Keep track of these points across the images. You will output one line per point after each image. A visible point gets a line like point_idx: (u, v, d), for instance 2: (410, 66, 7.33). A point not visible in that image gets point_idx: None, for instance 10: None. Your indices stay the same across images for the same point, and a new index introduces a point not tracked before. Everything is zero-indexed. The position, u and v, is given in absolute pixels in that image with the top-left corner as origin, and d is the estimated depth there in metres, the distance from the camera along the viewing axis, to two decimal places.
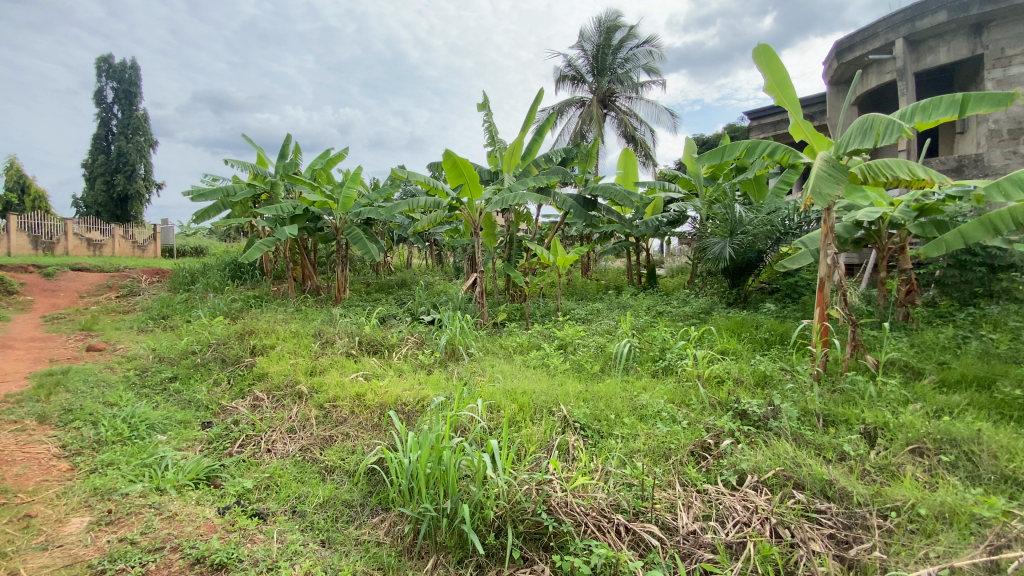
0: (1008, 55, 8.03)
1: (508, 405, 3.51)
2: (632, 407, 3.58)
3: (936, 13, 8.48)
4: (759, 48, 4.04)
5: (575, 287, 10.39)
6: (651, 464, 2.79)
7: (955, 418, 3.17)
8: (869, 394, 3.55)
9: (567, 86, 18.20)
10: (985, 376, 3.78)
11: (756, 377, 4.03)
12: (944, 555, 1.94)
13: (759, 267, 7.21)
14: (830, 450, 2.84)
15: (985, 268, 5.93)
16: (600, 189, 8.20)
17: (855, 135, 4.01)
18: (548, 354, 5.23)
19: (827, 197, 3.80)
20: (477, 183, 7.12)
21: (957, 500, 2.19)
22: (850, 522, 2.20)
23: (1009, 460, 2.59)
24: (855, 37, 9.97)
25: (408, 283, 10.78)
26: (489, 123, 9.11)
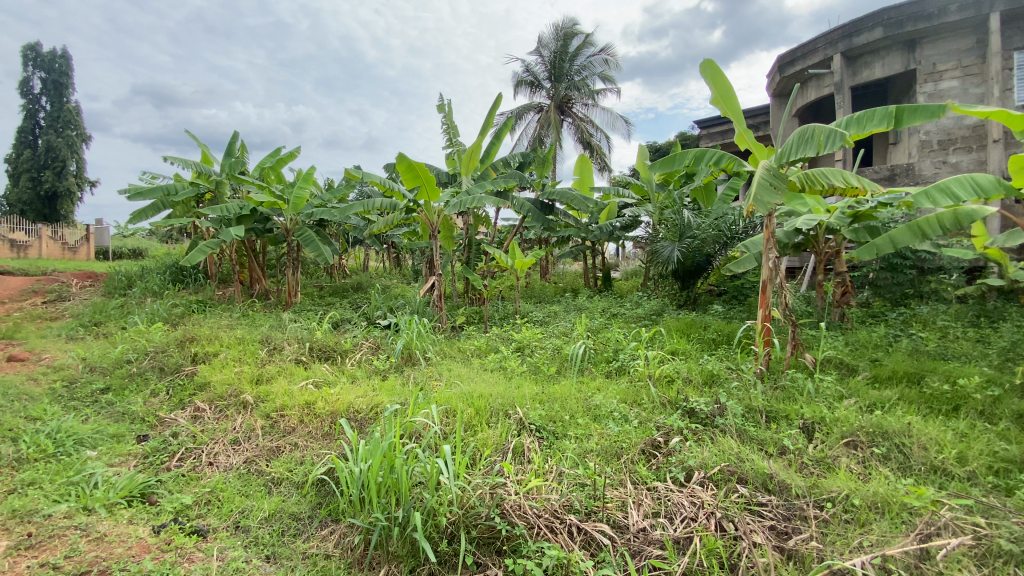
0: (937, 71, 8.64)
1: (464, 409, 3.48)
2: (587, 407, 3.63)
3: (872, 29, 9.01)
4: (704, 62, 4.19)
5: (533, 290, 10.46)
6: (604, 464, 2.82)
7: (886, 412, 3.39)
8: (807, 390, 3.74)
9: (526, 91, 18.36)
10: (913, 372, 4.06)
11: (704, 376, 4.18)
12: (876, 544, 2.03)
13: (707, 270, 7.49)
14: (771, 445, 2.97)
15: (915, 271, 6.38)
16: (557, 194, 8.29)
17: (795, 145, 4.21)
18: (505, 356, 5.23)
19: (767, 205, 3.99)
20: (434, 186, 7.02)
21: (888, 490, 2.32)
22: (789, 514, 2.30)
23: (937, 450, 2.78)
24: (796, 52, 10.56)
25: (363, 286, 10.53)
26: (447, 126, 9.04)
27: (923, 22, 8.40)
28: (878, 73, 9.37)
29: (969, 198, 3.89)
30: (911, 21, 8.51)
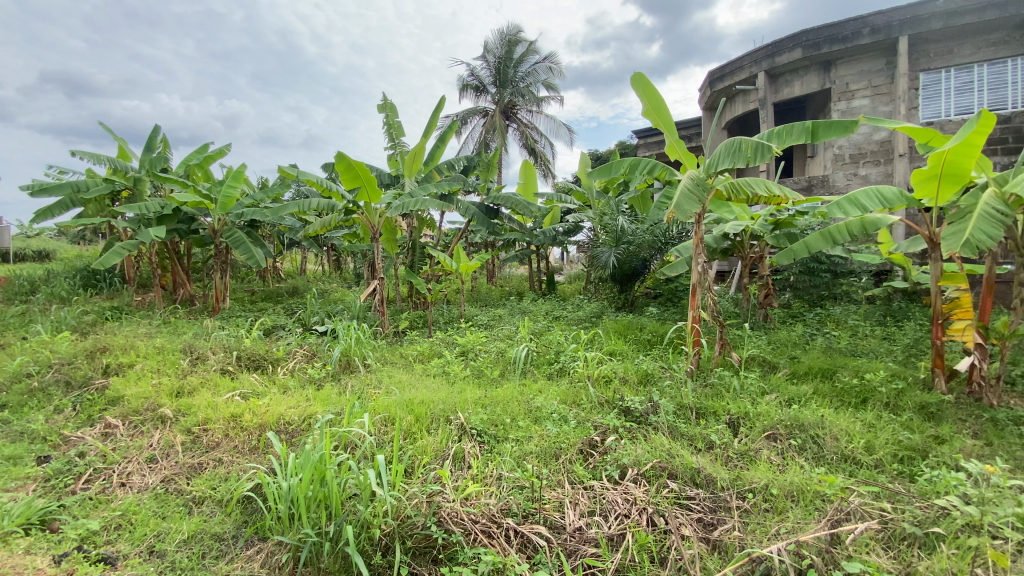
0: (850, 90, 9.44)
1: (404, 416, 3.39)
2: (528, 409, 3.66)
3: (792, 50, 9.74)
4: (635, 74, 4.34)
5: (479, 294, 10.43)
6: (543, 465, 2.85)
7: (802, 406, 3.65)
8: (733, 387, 3.97)
9: (471, 94, 18.32)
10: (826, 368, 4.39)
11: (640, 375, 4.33)
12: (792, 531, 2.12)
13: (644, 274, 7.77)
14: (699, 440, 3.12)
15: (829, 275, 6.99)
16: (501, 198, 8.31)
17: (723, 156, 4.42)
18: (448, 361, 5.16)
19: (688, 213, 4.21)
20: (375, 187, 6.85)
21: (803, 480, 2.48)
22: (714, 506, 2.41)
23: (847, 440, 3.01)
24: (725, 69, 11.21)
25: (299, 291, 10.09)
26: (389, 126, 8.85)
27: (838, 44, 9.16)
28: (798, 91, 10.13)
29: (875, 208, 4.26)
30: (827, 43, 9.26)
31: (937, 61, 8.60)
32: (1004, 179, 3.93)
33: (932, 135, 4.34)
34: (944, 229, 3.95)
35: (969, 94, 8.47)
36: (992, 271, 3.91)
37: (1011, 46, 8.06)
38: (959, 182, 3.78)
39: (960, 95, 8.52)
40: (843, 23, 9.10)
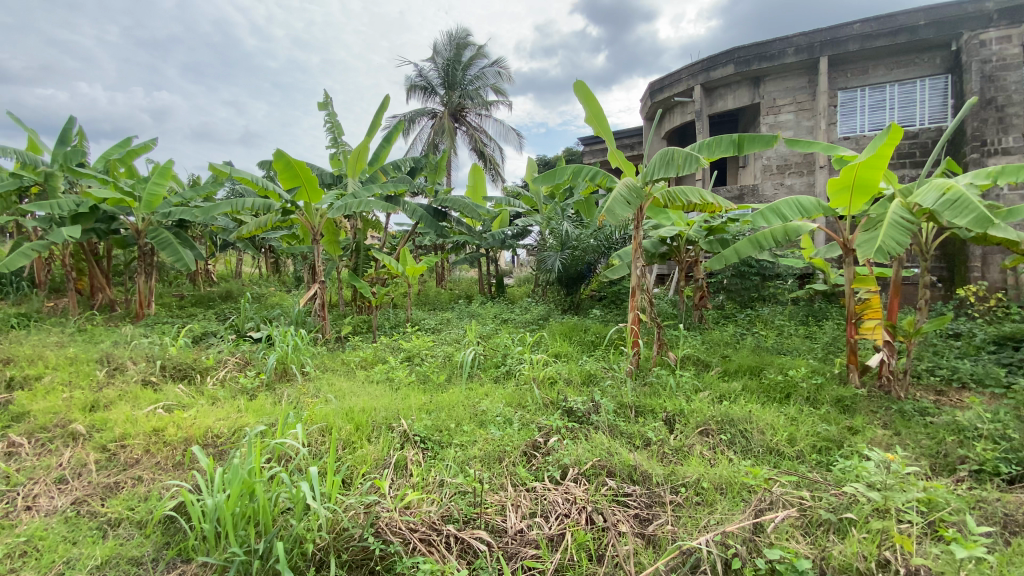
0: (777, 105, 10.08)
1: (343, 425, 3.29)
2: (473, 413, 3.64)
3: (726, 65, 10.32)
4: (576, 81, 4.42)
5: (427, 297, 10.30)
6: (486, 469, 2.84)
7: (732, 401, 3.87)
8: (669, 385, 4.14)
9: (419, 95, 18.07)
10: (755, 365, 4.67)
11: (583, 376, 4.43)
12: (720, 521, 2.23)
13: (589, 277, 7.94)
14: (638, 437, 3.23)
15: (758, 278, 7.37)
16: (449, 201, 8.24)
17: (656, 166, 4.61)
18: (392, 367, 5.05)
19: (621, 219, 4.36)
20: (316, 187, 6.61)
21: (731, 473, 2.61)
22: (650, 501, 2.49)
23: (772, 434, 3.21)
24: (664, 81, 11.71)
25: (234, 295, 9.55)
26: (332, 124, 8.58)
27: (766, 62, 9.80)
28: (730, 104, 10.73)
29: (795, 216, 4.57)
30: (757, 60, 9.89)
31: (854, 81, 9.39)
32: (907, 191, 4.32)
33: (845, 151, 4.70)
34: (856, 237, 4.30)
35: (881, 111, 9.25)
36: (897, 275, 4.28)
37: (920, 68, 8.88)
38: (869, 193, 4.12)
39: (874, 112, 9.30)
40: (771, 42, 9.75)
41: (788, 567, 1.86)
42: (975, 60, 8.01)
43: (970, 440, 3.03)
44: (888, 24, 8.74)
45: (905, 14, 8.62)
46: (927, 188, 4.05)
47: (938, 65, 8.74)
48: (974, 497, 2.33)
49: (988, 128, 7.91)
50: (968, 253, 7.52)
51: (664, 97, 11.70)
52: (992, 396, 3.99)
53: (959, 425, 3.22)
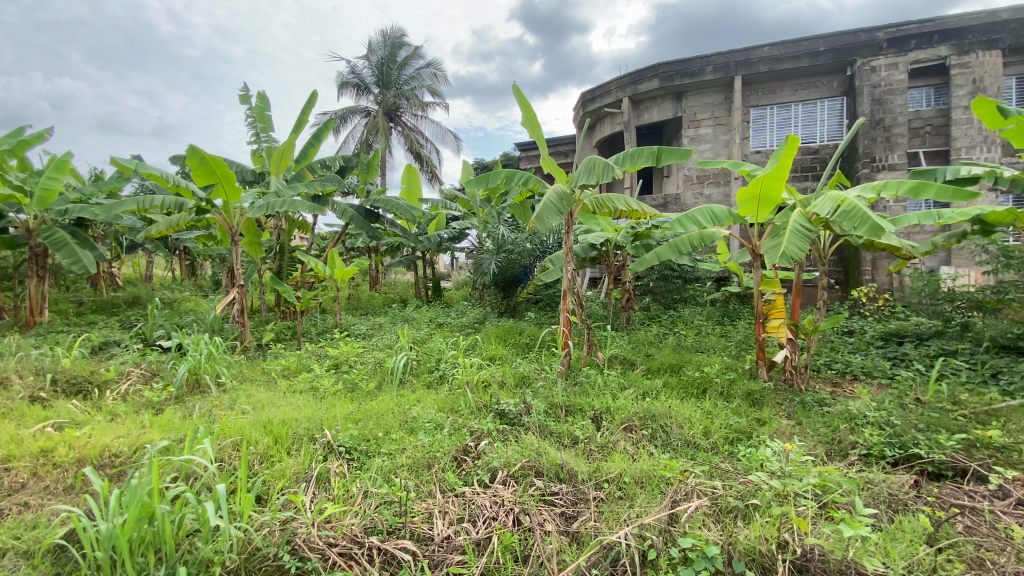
0: (698, 119, 10.73)
1: (260, 438, 3.10)
2: (402, 421, 3.56)
3: (651, 80, 10.85)
4: (510, 84, 4.44)
5: (358, 301, 9.97)
6: (414, 477, 2.78)
7: (655, 398, 4.06)
8: (597, 385, 4.28)
9: (351, 92, 17.50)
10: (676, 363, 4.94)
11: (516, 378, 4.46)
12: (638, 514, 2.32)
13: (524, 280, 8.05)
14: (566, 437, 3.30)
15: (680, 280, 7.89)
16: (381, 202, 8.03)
17: (582, 173, 4.73)
18: (317, 375, 4.82)
19: (550, 224, 4.46)
20: (235, 184, 6.21)
21: (651, 467, 2.73)
22: (575, 498, 2.55)
23: (690, 427, 3.40)
24: (595, 92, 12.12)
25: (142, 301, 8.75)
26: (255, 119, 8.11)
27: (688, 78, 10.42)
28: (656, 117, 11.29)
29: (710, 223, 4.88)
30: (680, 76, 10.48)
31: (764, 100, 10.22)
32: (805, 201, 4.75)
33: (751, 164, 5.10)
34: (762, 243, 4.67)
35: (788, 129, 10.14)
36: (798, 278, 4.69)
37: (820, 90, 9.79)
38: (773, 203, 4.49)
39: (781, 129, 10.16)
40: (692, 60, 10.38)
41: (698, 554, 1.96)
42: (867, 84, 8.98)
43: (860, 426, 3.37)
44: (793, 49, 9.56)
45: (807, 40, 9.47)
46: (822, 200, 4.47)
47: (835, 88, 9.67)
48: (863, 478, 2.57)
49: (876, 146, 8.89)
50: (860, 258, 8.38)
51: (595, 107, 12.11)
52: (879, 385, 4.46)
53: (850, 413, 3.57)
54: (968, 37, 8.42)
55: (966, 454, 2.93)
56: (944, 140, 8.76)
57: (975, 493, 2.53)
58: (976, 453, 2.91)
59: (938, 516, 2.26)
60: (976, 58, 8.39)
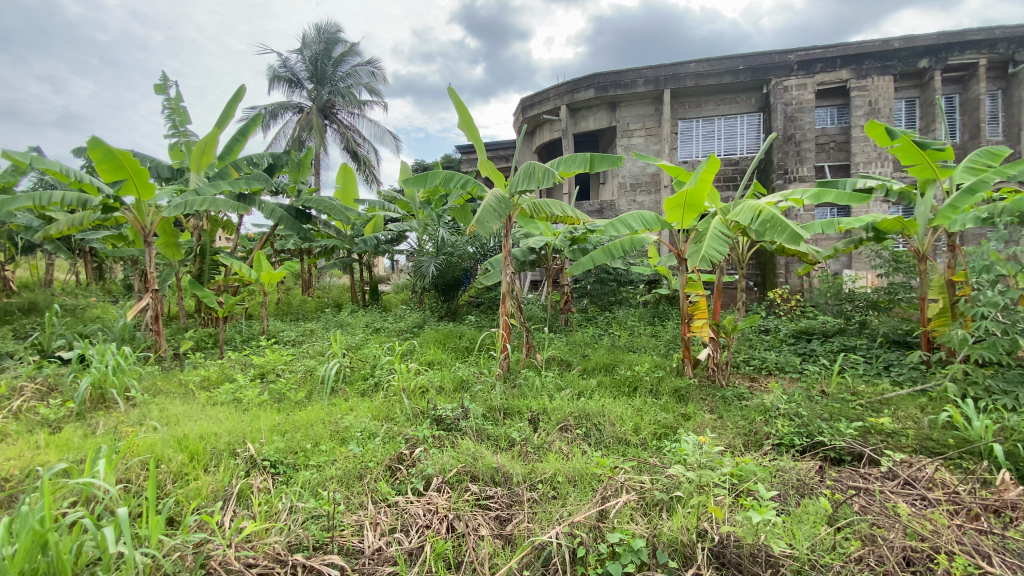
0: (631, 129, 11.19)
1: (174, 455, 2.88)
2: (334, 430, 3.43)
3: (587, 89, 11.16)
4: (446, 89, 4.41)
5: (289, 306, 9.51)
6: (344, 490, 2.68)
7: (590, 397, 4.17)
8: (534, 387, 4.33)
9: (283, 87, 16.69)
10: (610, 363, 5.11)
11: (454, 383, 4.42)
12: (570, 512, 2.36)
13: (465, 284, 8.02)
14: (503, 439, 3.32)
15: (615, 283, 8.18)
16: (313, 202, 7.71)
17: (520, 178, 4.77)
18: (241, 386, 4.53)
19: (491, 228, 4.46)
20: (148, 181, 5.74)
21: (584, 465, 2.80)
22: (510, 501, 2.56)
23: (621, 425, 3.52)
24: (534, 98, 12.28)
25: (37, 307, 7.86)
26: (172, 110, 7.53)
27: (622, 89, 10.81)
28: (592, 125, 11.64)
29: (640, 228, 5.09)
30: (614, 87, 10.85)
31: (691, 113, 10.85)
32: (726, 209, 5.07)
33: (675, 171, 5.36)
34: (687, 248, 4.93)
35: (712, 141, 10.81)
36: (720, 281, 5.00)
37: (740, 106, 10.51)
38: (696, 210, 4.76)
39: (706, 141, 10.82)
40: (625, 72, 10.78)
41: (625, 548, 2.03)
42: (781, 102, 9.74)
43: (773, 418, 3.63)
44: (716, 66, 10.20)
45: (728, 59, 10.13)
46: (740, 209, 4.79)
47: (753, 105, 10.41)
48: (775, 467, 2.78)
49: (789, 159, 9.66)
50: (775, 262, 9.06)
51: (534, 114, 12.27)
52: (790, 379, 4.85)
53: (765, 406, 3.84)
54: (865, 63, 9.33)
55: (861, 439, 3.24)
56: (845, 155, 9.72)
57: (869, 474, 2.79)
58: (870, 438, 3.22)
59: (837, 498, 2.47)
60: (872, 82, 9.31)
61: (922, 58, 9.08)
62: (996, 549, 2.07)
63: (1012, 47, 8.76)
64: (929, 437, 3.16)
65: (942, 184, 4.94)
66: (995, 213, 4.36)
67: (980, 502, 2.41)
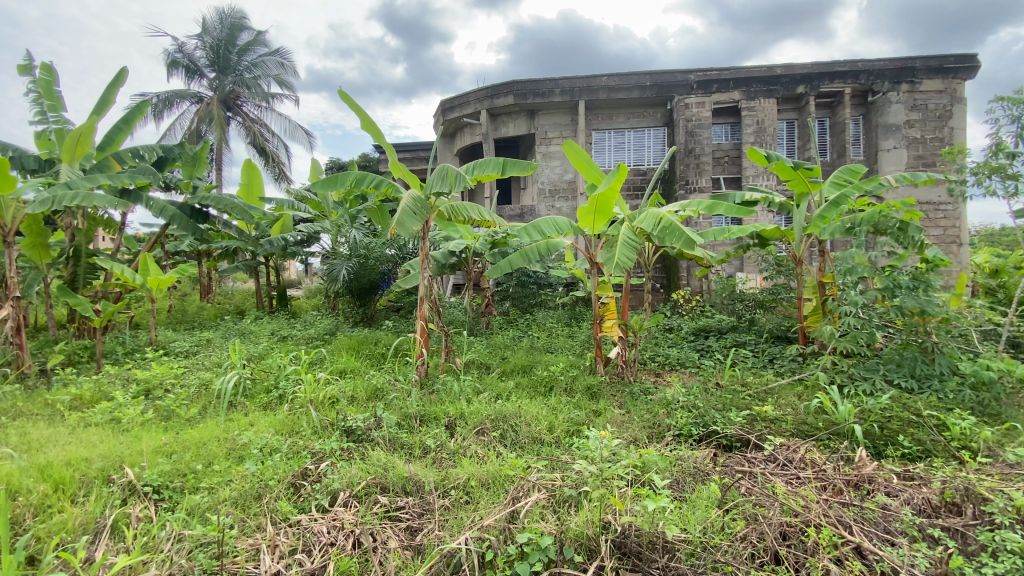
0: (548, 137, 11.52)
1: (33, 487, 2.51)
2: (230, 448, 3.17)
3: (506, 96, 11.27)
4: (342, 90, 4.19)
5: (184, 314, 8.66)
6: (238, 512, 2.49)
7: (507, 400, 4.21)
8: (452, 392, 4.29)
9: (178, 73, 15.20)
10: (527, 364, 5.19)
11: (368, 392, 4.25)
12: (481, 515, 2.36)
13: (382, 288, 7.78)
14: (417, 447, 3.25)
15: (536, 286, 8.41)
16: (211, 199, 7.03)
17: (435, 180, 4.71)
18: (121, 404, 4.04)
19: (410, 230, 4.35)
20: (10, 174, 4.90)
21: (497, 468, 2.82)
22: (421, 509, 2.52)
23: (536, 425, 3.58)
24: (453, 101, 12.16)
25: None
26: (39, 94, 6.57)
27: (540, 97, 11.07)
28: (512, 131, 11.80)
29: (554, 233, 5.24)
30: (532, 95, 11.08)
31: (603, 124, 11.41)
32: (632, 216, 5.34)
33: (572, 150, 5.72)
34: (599, 252, 5.15)
35: (623, 151, 11.44)
36: (628, 283, 5.28)
37: (647, 119, 11.21)
38: (606, 216, 4.95)
39: (618, 151, 11.45)
40: (543, 81, 11.05)
41: (533, 547, 2.07)
42: (683, 118, 10.50)
43: (674, 410, 3.89)
44: (626, 81, 10.78)
45: (636, 75, 10.74)
46: (644, 215, 5.06)
47: (659, 119, 11.17)
48: (675, 456, 2.98)
49: (689, 171, 10.42)
50: (679, 265, 9.76)
51: (454, 117, 12.17)
52: (690, 373, 5.23)
53: (667, 400, 4.11)
54: (753, 86, 10.30)
55: (749, 426, 3.56)
56: (737, 169, 10.70)
57: (754, 459, 3.06)
58: (756, 425, 3.54)
59: (725, 482, 2.70)
60: (759, 103, 10.29)
61: (800, 85, 10.20)
62: (856, 519, 2.35)
63: (871, 79, 10.09)
64: (804, 421, 3.54)
65: (814, 198, 5.56)
66: (855, 223, 4.99)
67: (843, 477, 2.74)
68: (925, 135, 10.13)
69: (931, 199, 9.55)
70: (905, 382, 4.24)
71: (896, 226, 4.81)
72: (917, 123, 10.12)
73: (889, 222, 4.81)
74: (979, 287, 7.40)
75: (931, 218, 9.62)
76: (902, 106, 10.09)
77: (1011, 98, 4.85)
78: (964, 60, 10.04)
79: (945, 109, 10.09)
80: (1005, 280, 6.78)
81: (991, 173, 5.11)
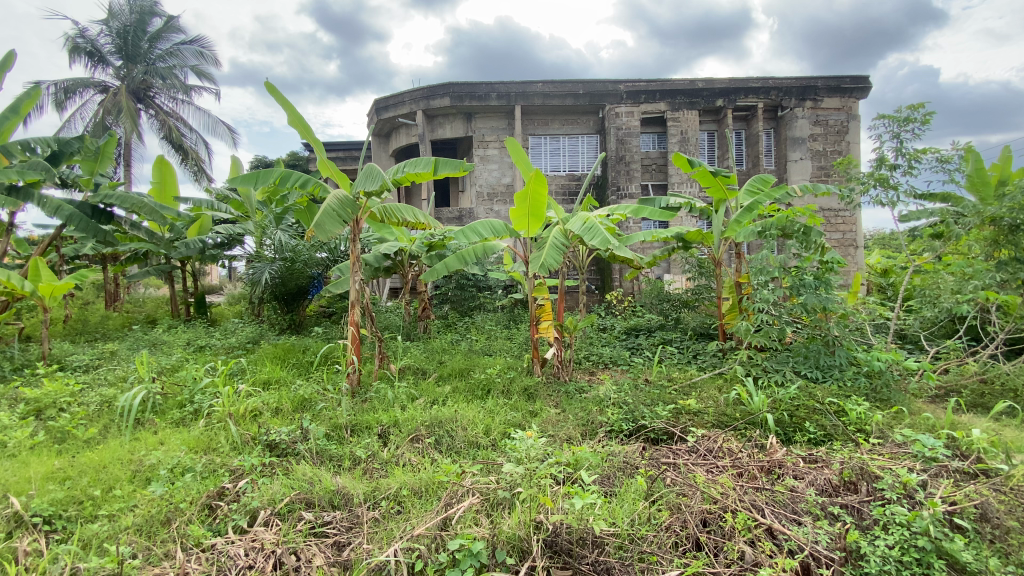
0: (485, 140, 11.56)
1: None
2: (135, 470, 2.89)
3: (443, 97, 11.15)
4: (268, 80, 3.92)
5: (84, 325, 7.82)
6: (143, 541, 2.29)
7: (443, 404, 4.18)
8: (385, 399, 4.18)
9: (78, 59, 13.78)
10: (464, 368, 5.16)
11: (294, 403, 4.05)
12: (413, 525, 2.30)
13: (311, 293, 7.43)
14: (347, 458, 3.13)
15: (473, 289, 8.41)
16: (116, 198, 6.39)
17: (360, 180, 4.59)
18: (5, 427, 3.58)
19: (331, 234, 4.17)
20: None
21: (430, 476, 2.76)
22: (349, 523, 2.43)
23: (472, 429, 3.56)
24: (388, 100, 11.82)
25: None
26: None
27: (476, 101, 11.06)
28: (449, 133, 11.70)
29: (490, 235, 5.25)
30: (468, 98, 11.05)
31: (538, 130, 11.62)
32: (565, 219, 5.46)
33: (516, 147, 6.36)
34: (532, 254, 5.20)
35: (558, 157, 11.72)
36: (562, 285, 5.37)
37: (580, 126, 11.58)
38: (540, 218, 4.98)
39: (553, 156, 11.71)
40: (479, 85, 11.06)
41: (465, 553, 2.07)
42: (613, 126, 10.89)
43: (606, 407, 4.03)
44: (560, 88, 11.05)
45: (570, 83, 11.04)
46: (574, 218, 5.21)
47: (591, 126, 11.56)
48: (607, 452, 3.08)
49: (620, 177, 10.80)
50: (611, 267, 10.11)
51: (389, 117, 11.87)
52: (621, 371, 5.42)
53: (599, 398, 4.24)
54: (678, 98, 10.88)
55: (674, 420, 3.73)
56: (664, 176, 11.26)
57: (679, 450, 3.22)
58: (680, 418, 3.73)
59: (651, 474, 2.81)
60: (683, 115, 10.88)
61: (718, 98, 10.90)
62: (767, 502, 2.53)
63: (780, 95, 10.97)
64: (723, 412, 3.76)
65: (731, 204, 5.96)
66: (766, 228, 5.41)
67: (757, 464, 2.94)
68: (826, 148, 11.15)
69: (831, 206, 10.51)
70: (811, 372, 4.63)
71: (801, 231, 5.22)
72: (819, 136, 11.12)
73: (794, 227, 5.27)
74: (873, 285, 8.24)
75: (831, 223, 10.60)
76: (807, 121, 11.04)
77: (891, 116, 5.45)
78: (858, 82, 11.14)
79: (842, 125, 11.15)
80: (893, 279, 7.57)
81: (877, 183, 5.71)
